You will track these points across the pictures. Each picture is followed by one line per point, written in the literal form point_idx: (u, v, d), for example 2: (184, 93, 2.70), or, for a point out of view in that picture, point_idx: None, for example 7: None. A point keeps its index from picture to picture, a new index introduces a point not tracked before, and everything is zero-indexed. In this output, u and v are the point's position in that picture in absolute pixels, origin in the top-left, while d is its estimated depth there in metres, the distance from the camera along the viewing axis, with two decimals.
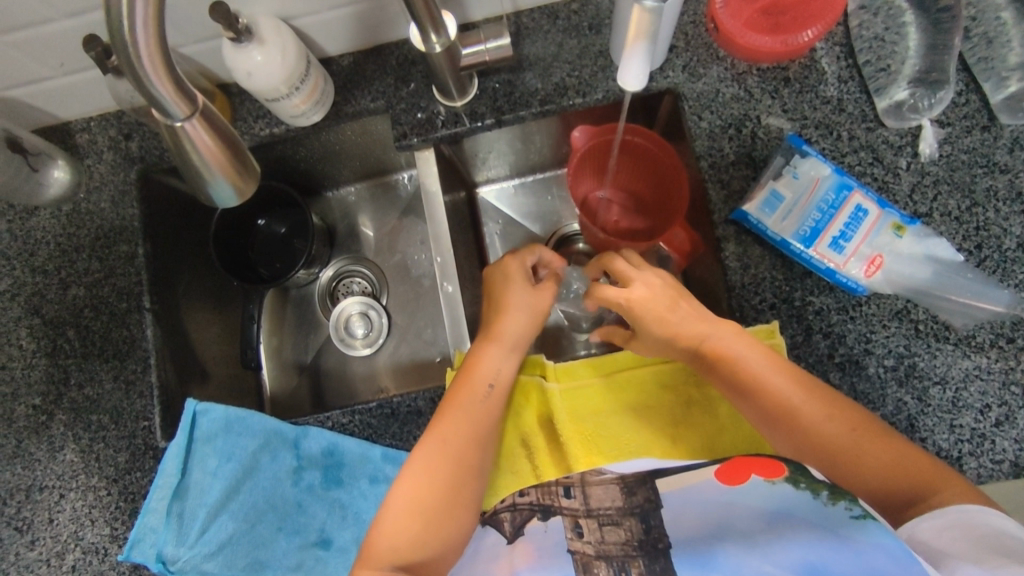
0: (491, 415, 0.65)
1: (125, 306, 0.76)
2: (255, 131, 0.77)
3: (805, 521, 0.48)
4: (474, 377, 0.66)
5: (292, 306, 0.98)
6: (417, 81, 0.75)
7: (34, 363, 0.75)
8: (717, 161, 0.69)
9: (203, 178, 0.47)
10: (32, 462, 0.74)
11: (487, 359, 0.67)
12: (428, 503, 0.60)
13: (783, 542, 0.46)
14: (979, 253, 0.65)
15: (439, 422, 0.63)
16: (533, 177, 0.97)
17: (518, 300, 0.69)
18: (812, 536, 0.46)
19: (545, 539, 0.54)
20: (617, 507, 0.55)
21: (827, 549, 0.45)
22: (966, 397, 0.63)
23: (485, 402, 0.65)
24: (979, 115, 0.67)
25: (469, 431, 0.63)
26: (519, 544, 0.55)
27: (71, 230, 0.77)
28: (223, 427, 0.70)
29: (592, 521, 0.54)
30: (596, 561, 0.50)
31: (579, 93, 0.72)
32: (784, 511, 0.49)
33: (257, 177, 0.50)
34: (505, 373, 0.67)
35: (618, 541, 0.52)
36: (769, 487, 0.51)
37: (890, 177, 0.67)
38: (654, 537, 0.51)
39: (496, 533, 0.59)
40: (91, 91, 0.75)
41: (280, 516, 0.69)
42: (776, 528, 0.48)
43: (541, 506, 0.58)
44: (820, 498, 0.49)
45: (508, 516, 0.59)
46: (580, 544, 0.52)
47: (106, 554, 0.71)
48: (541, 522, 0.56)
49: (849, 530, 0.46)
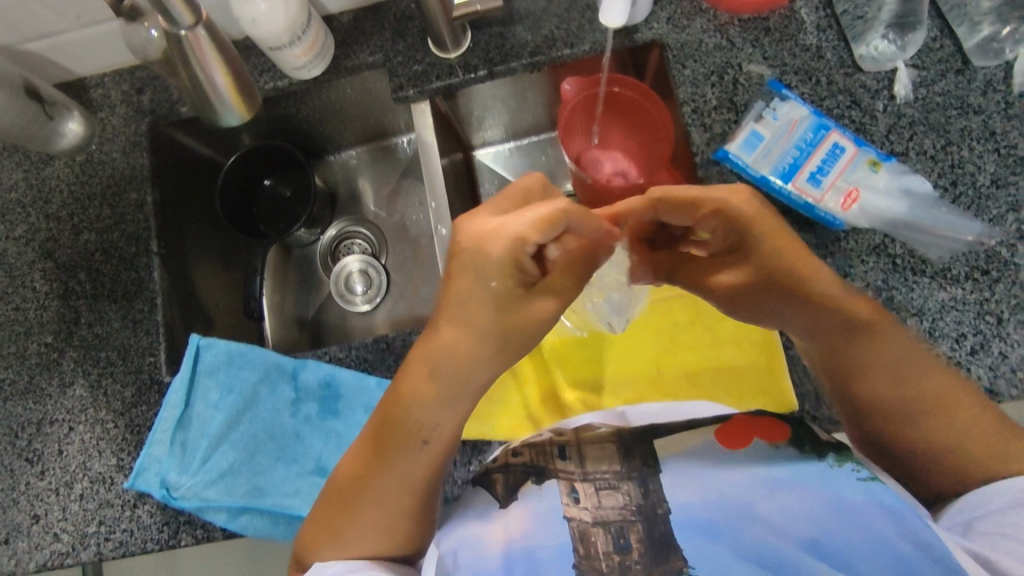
0: (420, 463, 0.57)
1: (134, 250, 0.80)
2: (260, 85, 0.80)
3: (804, 489, 0.53)
4: (409, 424, 0.56)
5: (295, 265, 1.01)
6: (414, 35, 0.78)
7: (47, 304, 0.79)
8: (699, 107, 0.71)
9: (219, 108, 0.71)
10: (43, 396, 0.77)
11: (423, 403, 0.56)
12: (347, 534, 0.57)
13: (785, 512, 0.52)
14: (954, 189, 0.67)
15: (376, 447, 0.58)
16: (528, 140, 1.00)
17: (480, 324, 0.54)
18: (811, 501, 0.52)
19: (537, 506, 0.56)
20: (615, 470, 0.57)
21: (824, 516, 0.51)
22: (942, 327, 0.64)
23: (416, 456, 0.57)
24: (953, 59, 0.69)
25: (396, 474, 0.57)
26: (512, 509, 0.57)
27: (84, 179, 0.81)
28: (225, 361, 0.74)
29: (589, 486, 0.56)
30: (594, 527, 0.54)
31: (567, 45, 0.76)
32: (784, 479, 0.53)
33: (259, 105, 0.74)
34: (444, 427, 0.57)
35: (616, 507, 0.55)
36: (770, 450, 0.56)
37: (866, 119, 0.69)
38: (652, 501, 0.54)
39: (486, 495, 0.59)
40: (106, 45, 0.79)
41: (279, 446, 0.72)
42: (778, 496, 0.53)
43: (535, 468, 0.59)
44: (827, 463, 0.55)
45: (501, 476, 0.59)
46: (577, 510, 0.55)
47: (113, 483, 0.74)
48: (535, 486, 0.58)
49: (850, 492, 0.52)
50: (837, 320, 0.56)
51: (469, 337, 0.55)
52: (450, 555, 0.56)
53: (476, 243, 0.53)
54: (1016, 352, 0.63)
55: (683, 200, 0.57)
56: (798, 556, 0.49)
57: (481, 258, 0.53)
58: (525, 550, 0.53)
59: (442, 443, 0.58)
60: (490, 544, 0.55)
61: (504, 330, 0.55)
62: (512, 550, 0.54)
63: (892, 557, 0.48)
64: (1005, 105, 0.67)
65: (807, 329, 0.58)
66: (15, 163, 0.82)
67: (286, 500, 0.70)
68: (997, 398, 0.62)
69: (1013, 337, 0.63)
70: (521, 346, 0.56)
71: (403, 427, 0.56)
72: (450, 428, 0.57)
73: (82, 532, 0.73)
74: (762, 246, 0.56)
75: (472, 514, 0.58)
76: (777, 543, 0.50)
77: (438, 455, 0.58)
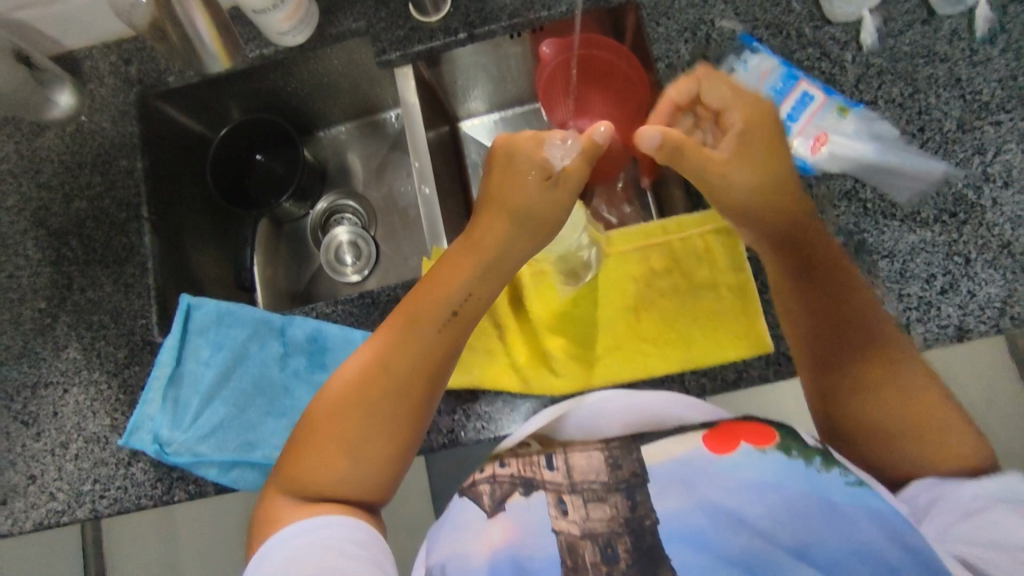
0: (441, 351, 0.58)
1: (125, 216, 0.81)
2: (246, 54, 0.83)
3: (795, 488, 0.49)
4: (444, 294, 0.59)
5: (286, 240, 1.03)
6: (395, 2, 0.80)
7: (41, 270, 0.81)
8: (673, 63, 0.74)
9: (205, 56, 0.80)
10: (38, 359, 0.79)
11: (462, 271, 0.61)
12: (353, 431, 0.54)
13: (776, 514, 0.49)
14: (922, 135, 0.68)
15: (388, 328, 0.59)
16: (513, 111, 1.02)
17: (517, 197, 0.62)
18: (801, 505, 0.48)
19: (526, 516, 0.51)
20: (602, 480, 0.52)
21: (816, 523, 0.48)
22: (912, 269, 0.66)
23: (439, 329, 0.58)
24: (919, 10, 0.71)
25: (405, 362, 0.57)
26: (499, 518, 0.52)
27: (75, 149, 0.83)
28: (215, 319, 0.75)
29: (577, 498, 0.51)
30: (582, 540, 0.50)
31: (544, 7, 0.78)
32: (775, 481, 0.50)
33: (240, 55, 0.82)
34: (474, 299, 0.60)
35: (603, 518, 0.50)
36: (761, 455, 0.51)
37: (836, 70, 0.71)
38: (641, 514, 0.50)
39: (475, 506, 0.54)
40: (96, 16, 0.81)
41: (269, 400, 0.74)
42: (767, 499, 0.49)
43: (522, 478, 0.54)
44: (812, 463, 0.50)
45: (487, 488, 0.54)
46: (565, 523, 0.50)
47: (106, 443, 0.75)
48: (523, 497, 0.52)
49: (842, 501, 0.48)
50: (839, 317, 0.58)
51: (500, 217, 0.62)
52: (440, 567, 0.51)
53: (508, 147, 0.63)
54: (984, 290, 0.64)
55: (733, 89, 0.62)
56: (784, 559, 0.47)
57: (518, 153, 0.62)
58: (508, 560, 0.49)
59: (466, 322, 0.60)
60: (475, 556, 0.50)
61: (525, 210, 0.62)
62: (498, 560, 0.50)
63: (887, 563, 0.46)
64: (969, 52, 0.69)
65: (789, 307, 0.60)
66: (8, 135, 0.84)
67: (276, 453, 0.71)
68: (967, 334, 0.64)
69: (981, 276, 0.65)
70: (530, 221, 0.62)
71: (437, 295, 0.59)
72: (480, 305, 0.61)
73: (77, 491, 0.74)
74: (759, 137, 0.62)
75: (461, 522, 0.53)
76: (764, 549, 0.48)
77: (456, 342, 0.59)
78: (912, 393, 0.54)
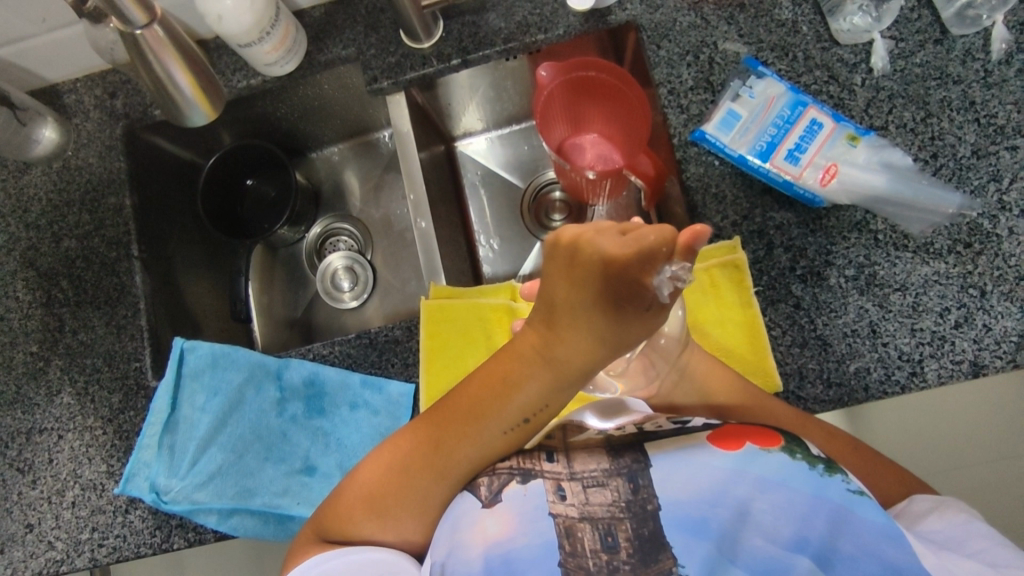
0: (507, 446, 0.55)
1: (115, 255, 0.79)
2: (233, 83, 0.80)
3: (800, 490, 0.48)
4: (511, 398, 0.54)
5: (282, 264, 1.01)
6: (386, 28, 0.78)
7: (31, 313, 0.79)
8: (675, 88, 0.71)
9: (186, 110, 0.67)
10: (31, 406, 0.77)
11: (531, 379, 0.53)
12: (387, 502, 0.55)
13: (778, 513, 0.48)
14: (935, 162, 0.66)
15: (452, 410, 0.55)
16: (510, 129, 0.99)
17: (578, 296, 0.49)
18: (805, 505, 0.48)
19: (524, 504, 0.51)
20: (603, 467, 0.52)
21: (821, 525, 0.46)
22: (925, 302, 0.63)
23: (504, 433, 0.54)
24: (931, 29, 0.68)
25: (467, 452, 0.55)
26: (497, 509, 0.52)
27: (62, 186, 0.81)
28: (209, 362, 0.74)
29: (576, 484, 0.52)
30: (580, 522, 0.49)
31: (541, 30, 0.75)
32: (779, 479, 0.49)
33: (222, 102, 0.70)
34: (550, 409, 0.54)
35: (605, 502, 0.50)
36: (764, 455, 0.51)
37: (845, 94, 0.68)
38: (643, 497, 0.50)
39: (473, 499, 0.54)
40: (76, 50, 0.79)
41: (267, 446, 0.72)
42: (771, 496, 0.48)
43: (520, 469, 0.54)
44: (815, 469, 0.50)
45: (485, 480, 0.55)
46: (563, 507, 0.50)
47: (104, 490, 0.74)
48: (520, 485, 0.53)
49: (845, 503, 0.47)
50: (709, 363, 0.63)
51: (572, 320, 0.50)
52: (439, 567, 0.51)
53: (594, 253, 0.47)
54: (1000, 324, 0.62)
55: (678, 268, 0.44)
56: (784, 558, 0.46)
57: (594, 250, 0.47)
58: (504, 553, 0.49)
59: (537, 427, 0.55)
60: (472, 548, 0.50)
61: (579, 310, 0.49)
62: (493, 553, 0.50)
63: (891, 565, 0.44)
64: (984, 73, 0.67)
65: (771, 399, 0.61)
66: None
67: (276, 500, 0.70)
68: (983, 371, 0.62)
69: (997, 309, 0.63)
70: (576, 327, 0.50)
71: (500, 405, 0.54)
72: (555, 411, 0.55)
73: (75, 540, 0.73)
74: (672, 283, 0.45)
75: (459, 519, 0.53)
76: (767, 550, 0.46)
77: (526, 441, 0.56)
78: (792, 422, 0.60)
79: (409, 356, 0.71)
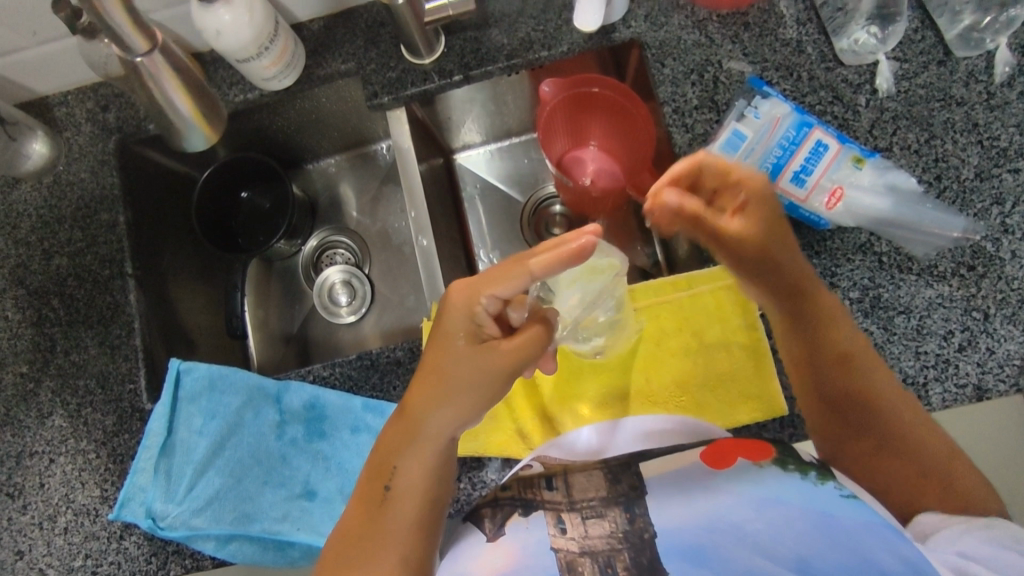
0: (415, 517, 0.52)
1: (108, 273, 0.77)
2: (229, 98, 0.78)
3: (797, 505, 0.45)
4: (401, 464, 0.53)
5: (277, 278, 0.99)
6: (386, 43, 0.77)
7: (20, 333, 0.77)
8: (680, 107, 0.70)
9: (182, 132, 0.66)
10: (22, 428, 0.75)
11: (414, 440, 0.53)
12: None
13: (778, 531, 0.44)
14: (939, 184, 0.66)
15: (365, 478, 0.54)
16: (509, 142, 0.98)
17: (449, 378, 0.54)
18: (803, 522, 0.44)
19: (526, 538, 0.47)
20: (601, 496, 0.48)
21: (822, 541, 0.43)
22: (929, 325, 0.63)
23: (413, 507, 0.52)
24: (935, 51, 0.68)
25: (384, 529, 0.51)
26: (500, 543, 0.48)
27: (52, 202, 0.79)
28: (207, 385, 0.72)
29: (576, 515, 0.47)
30: (580, 558, 0.45)
31: (545, 47, 0.74)
32: (774, 495, 0.46)
33: (221, 120, 0.68)
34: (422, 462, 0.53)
35: (603, 535, 0.46)
36: (757, 473, 0.48)
37: (849, 114, 0.68)
38: (640, 527, 0.46)
39: (479, 533, 0.51)
40: (66, 63, 0.77)
41: (266, 470, 0.71)
42: (768, 514, 0.45)
43: (521, 500, 0.51)
44: (807, 477, 0.48)
45: (489, 511, 0.52)
46: (564, 540, 0.46)
47: (97, 516, 0.72)
48: (522, 518, 0.49)
49: (841, 513, 0.45)
50: (805, 303, 0.59)
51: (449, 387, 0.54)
52: None
53: (464, 297, 0.54)
54: (1003, 347, 0.62)
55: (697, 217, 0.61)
56: None
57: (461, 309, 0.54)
58: None
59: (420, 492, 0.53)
60: None
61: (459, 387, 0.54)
62: None
63: None
64: (987, 96, 0.67)
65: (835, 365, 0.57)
66: None
67: (275, 526, 0.68)
68: (987, 395, 0.62)
69: (1000, 332, 0.63)
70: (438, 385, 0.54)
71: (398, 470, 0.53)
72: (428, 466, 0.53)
73: (68, 567, 0.71)
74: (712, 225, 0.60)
75: (462, 556, 0.50)
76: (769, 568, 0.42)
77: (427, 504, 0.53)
78: (875, 377, 0.57)
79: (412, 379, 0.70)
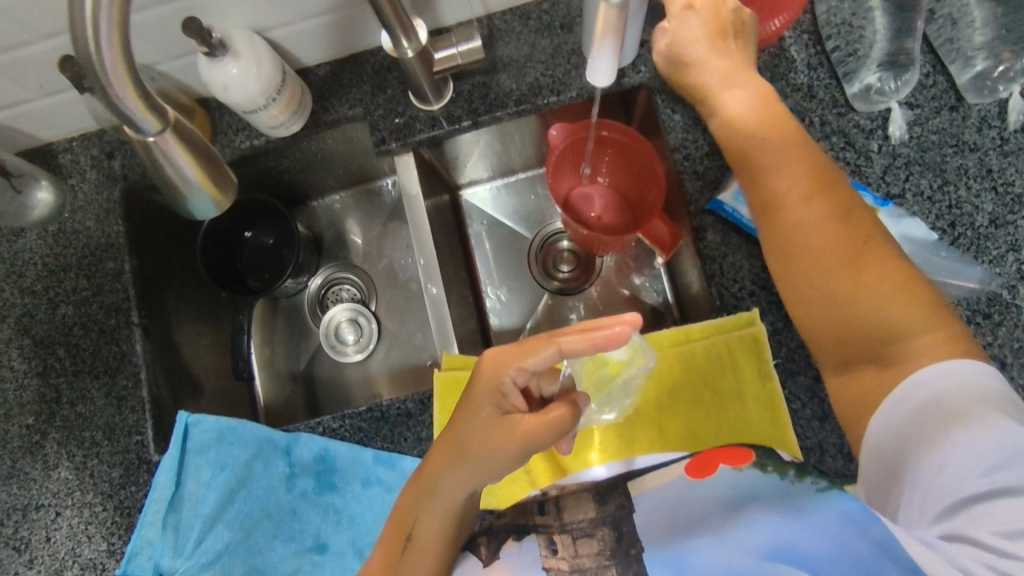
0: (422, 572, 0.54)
1: (114, 322, 0.77)
2: (236, 144, 0.78)
3: (770, 503, 0.48)
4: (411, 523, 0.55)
5: (283, 316, 0.98)
6: (394, 88, 0.76)
7: (26, 383, 0.76)
8: (691, 153, 0.70)
9: (184, 194, 0.51)
10: (27, 481, 0.74)
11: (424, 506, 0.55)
12: None
13: (750, 528, 0.47)
14: (953, 231, 0.65)
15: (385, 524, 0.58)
16: (516, 177, 0.97)
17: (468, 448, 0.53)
18: (775, 516, 0.47)
19: (520, 561, 0.52)
20: (589, 517, 0.53)
21: (792, 529, 0.46)
22: None
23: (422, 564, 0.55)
24: (947, 96, 0.68)
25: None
26: (495, 568, 0.53)
27: (57, 250, 0.78)
28: (215, 437, 0.71)
29: (567, 536, 0.52)
30: None
31: (554, 92, 0.74)
32: (750, 496, 0.49)
33: (233, 188, 0.54)
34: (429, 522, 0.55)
35: (592, 553, 0.51)
36: (736, 477, 0.51)
37: (861, 160, 0.67)
38: (627, 543, 0.51)
39: (474, 559, 0.55)
40: (71, 112, 0.77)
41: (275, 524, 0.70)
42: (743, 514, 0.48)
43: (516, 525, 0.55)
44: (787, 476, 0.50)
45: (484, 540, 0.56)
46: (554, 560, 0.51)
47: (105, 569, 0.71)
48: (516, 542, 0.54)
49: (809, 506, 0.47)
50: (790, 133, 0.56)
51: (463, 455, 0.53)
52: None
53: (495, 364, 0.53)
54: None
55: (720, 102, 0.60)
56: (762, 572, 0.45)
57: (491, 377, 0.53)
58: None
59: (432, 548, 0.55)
60: None
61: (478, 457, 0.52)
62: None
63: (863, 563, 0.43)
64: (1000, 141, 0.66)
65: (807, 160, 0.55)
66: None
67: None
68: None
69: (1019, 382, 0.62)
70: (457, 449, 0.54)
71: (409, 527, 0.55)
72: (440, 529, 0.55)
73: None
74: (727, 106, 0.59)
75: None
76: (745, 564, 0.46)
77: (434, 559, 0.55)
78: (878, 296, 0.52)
79: (423, 431, 0.69)
